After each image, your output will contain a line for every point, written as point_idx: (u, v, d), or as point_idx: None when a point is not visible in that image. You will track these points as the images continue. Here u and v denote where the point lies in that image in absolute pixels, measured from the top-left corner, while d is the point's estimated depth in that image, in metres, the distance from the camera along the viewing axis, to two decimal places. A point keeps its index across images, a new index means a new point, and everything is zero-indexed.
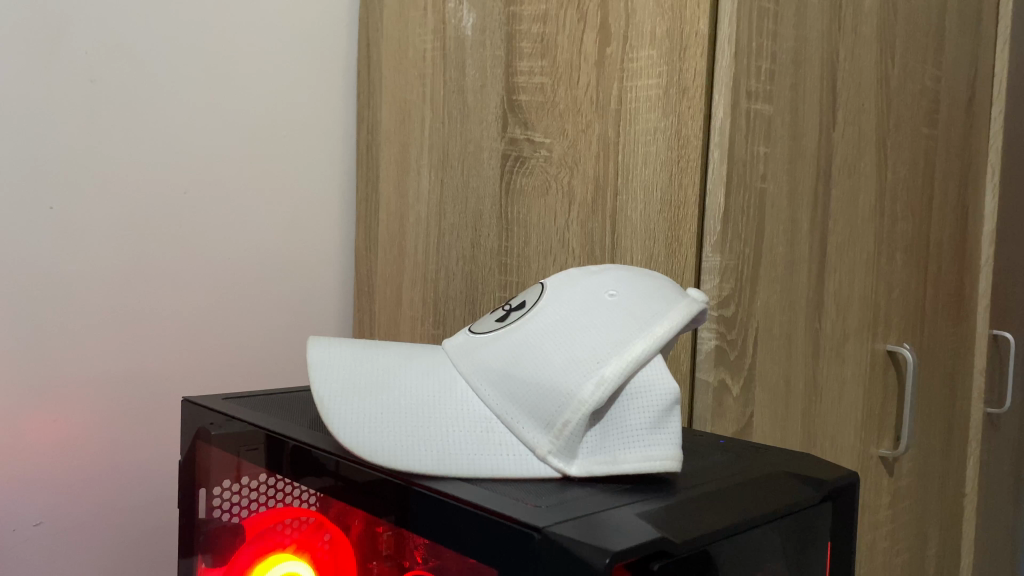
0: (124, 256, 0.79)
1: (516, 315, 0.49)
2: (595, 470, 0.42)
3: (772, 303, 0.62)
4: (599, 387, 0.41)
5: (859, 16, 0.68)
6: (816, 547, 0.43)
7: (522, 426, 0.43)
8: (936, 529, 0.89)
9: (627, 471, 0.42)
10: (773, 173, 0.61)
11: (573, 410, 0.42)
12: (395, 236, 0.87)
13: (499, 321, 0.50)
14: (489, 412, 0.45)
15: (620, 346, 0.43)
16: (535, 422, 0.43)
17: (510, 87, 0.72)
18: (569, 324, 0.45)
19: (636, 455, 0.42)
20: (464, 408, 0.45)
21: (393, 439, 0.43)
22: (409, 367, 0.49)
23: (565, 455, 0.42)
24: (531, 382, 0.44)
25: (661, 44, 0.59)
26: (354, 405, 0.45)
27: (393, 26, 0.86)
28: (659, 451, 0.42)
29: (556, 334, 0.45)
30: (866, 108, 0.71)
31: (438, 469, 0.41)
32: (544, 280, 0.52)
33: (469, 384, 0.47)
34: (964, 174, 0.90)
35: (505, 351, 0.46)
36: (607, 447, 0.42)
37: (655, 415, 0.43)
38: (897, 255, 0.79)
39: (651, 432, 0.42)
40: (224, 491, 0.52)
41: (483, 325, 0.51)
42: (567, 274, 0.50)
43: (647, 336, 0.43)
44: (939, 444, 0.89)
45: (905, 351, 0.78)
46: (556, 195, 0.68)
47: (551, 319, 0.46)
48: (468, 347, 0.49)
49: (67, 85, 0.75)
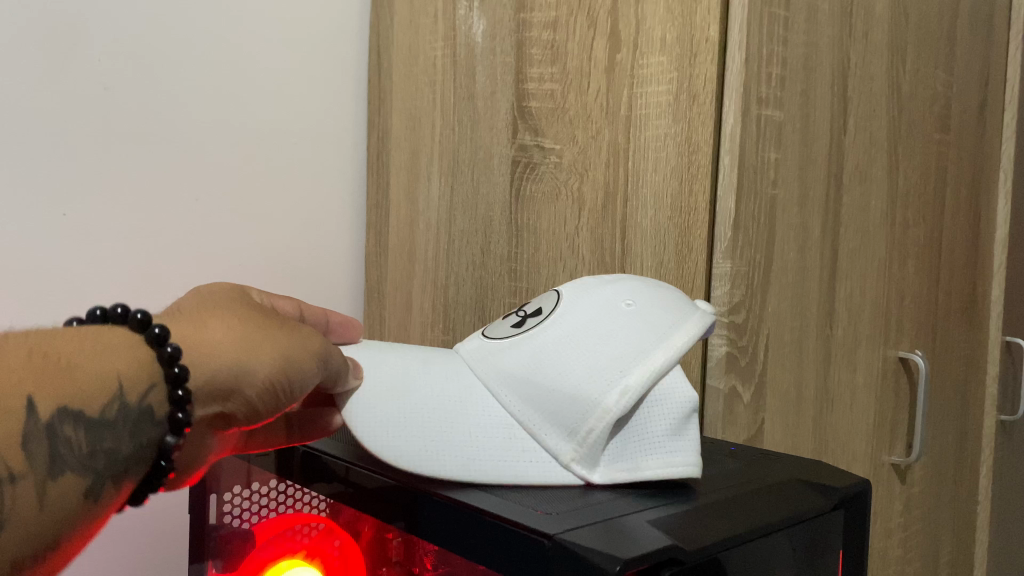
0: (135, 263, 0.80)
1: (535, 320, 0.48)
2: (617, 477, 0.42)
3: (783, 309, 0.62)
4: (623, 396, 0.42)
5: (870, 22, 0.68)
6: (827, 555, 0.43)
7: (544, 433, 0.43)
8: (948, 538, 0.88)
9: (649, 478, 0.42)
10: (784, 180, 0.60)
11: (596, 418, 0.42)
12: (405, 242, 0.87)
13: (514, 327, 0.49)
14: (509, 418, 0.45)
15: (641, 355, 0.43)
16: (558, 428, 0.43)
17: (521, 94, 0.72)
18: (590, 332, 0.45)
19: (658, 462, 0.42)
20: (485, 413, 0.45)
21: (415, 444, 0.43)
22: (428, 369, 0.48)
23: (588, 462, 0.42)
24: (554, 389, 0.43)
25: (671, 50, 0.59)
26: (377, 409, 0.45)
27: (404, 33, 0.87)
28: (680, 458, 0.42)
29: (576, 341, 0.45)
30: (878, 113, 0.71)
31: (461, 476, 0.42)
32: (556, 288, 0.51)
33: (488, 390, 0.46)
34: (977, 180, 0.90)
35: (524, 358, 0.46)
36: (629, 454, 0.42)
37: (675, 422, 0.43)
38: (909, 262, 0.79)
39: (672, 439, 0.42)
40: (235, 498, 0.52)
41: (495, 329, 0.51)
42: (581, 283, 0.50)
43: (668, 346, 0.44)
44: (952, 451, 0.88)
45: (916, 358, 0.78)
46: (566, 201, 0.68)
47: (571, 325, 0.46)
48: (483, 352, 0.48)
49: (81, 93, 0.76)
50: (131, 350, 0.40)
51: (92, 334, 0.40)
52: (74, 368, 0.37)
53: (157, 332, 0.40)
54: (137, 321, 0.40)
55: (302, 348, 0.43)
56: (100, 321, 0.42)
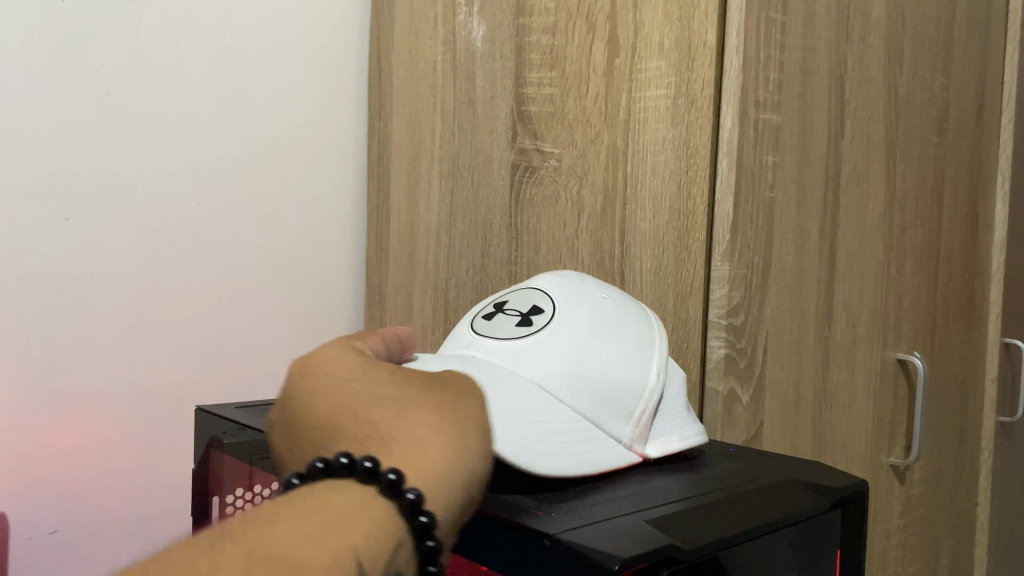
0: (139, 269, 0.80)
1: (539, 315, 0.49)
2: (670, 447, 0.47)
3: (781, 311, 0.62)
4: (657, 377, 0.48)
5: (866, 26, 0.68)
6: (826, 556, 0.43)
7: (606, 419, 0.45)
8: (948, 539, 0.88)
9: (690, 444, 0.48)
10: (782, 183, 0.61)
11: (645, 400, 0.47)
12: (406, 245, 0.87)
13: (517, 325, 0.49)
14: (574, 412, 0.45)
15: (648, 339, 0.50)
16: (616, 414, 0.46)
17: (520, 98, 0.73)
18: (606, 321, 0.49)
19: (688, 430, 0.49)
20: (554, 409, 0.45)
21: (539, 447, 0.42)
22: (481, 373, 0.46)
23: (642, 440, 0.46)
24: (606, 377, 0.46)
25: (669, 54, 0.60)
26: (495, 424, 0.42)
27: (404, 37, 0.87)
28: (693, 423, 0.50)
29: (598, 334, 0.48)
30: (875, 116, 0.72)
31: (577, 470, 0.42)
32: (526, 287, 0.53)
33: (541, 386, 0.45)
34: (975, 182, 0.90)
35: (563, 351, 0.47)
36: (666, 428, 0.48)
37: (682, 396, 0.50)
38: (907, 264, 0.79)
39: (684, 410, 0.50)
40: (236, 499, 0.54)
41: (485, 330, 0.51)
42: (555, 279, 0.53)
43: (657, 330, 0.52)
44: (951, 452, 0.89)
45: (914, 360, 0.78)
46: (565, 204, 0.69)
47: (584, 318, 0.49)
48: (504, 353, 0.48)
49: (83, 99, 0.76)
50: (369, 510, 0.32)
51: (320, 500, 0.32)
52: (312, 562, 0.28)
53: (394, 480, 0.33)
54: (365, 472, 0.33)
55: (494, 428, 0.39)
56: (320, 474, 0.34)
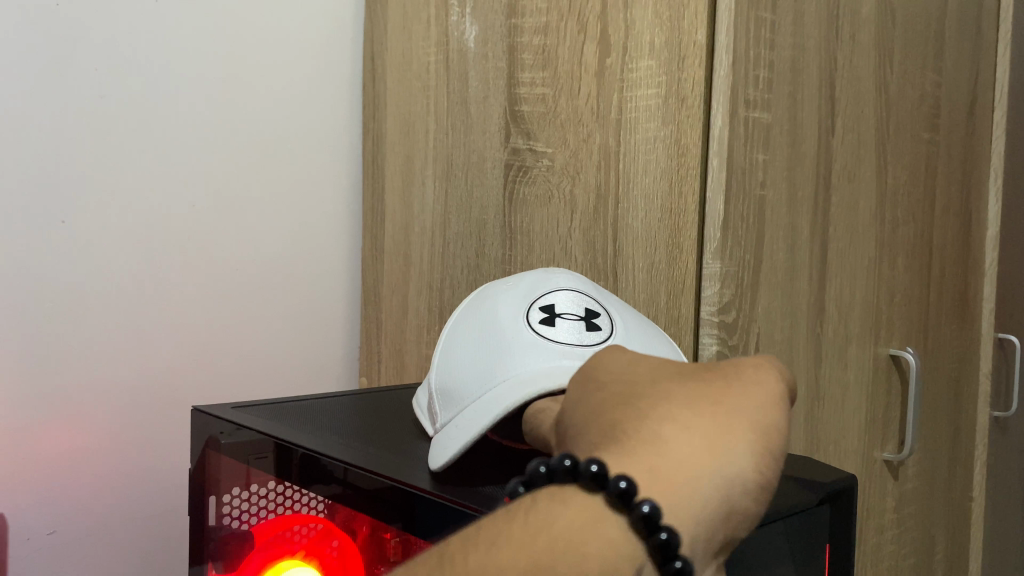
0: (135, 272, 0.81)
1: (599, 318, 0.50)
2: None
3: (773, 308, 0.62)
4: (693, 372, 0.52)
5: (857, 24, 0.69)
6: (818, 549, 0.43)
7: None
8: (943, 533, 0.89)
9: None
10: (772, 181, 0.61)
11: None
12: (400, 245, 0.88)
13: (583, 329, 0.49)
14: None
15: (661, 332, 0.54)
16: None
17: (512, 99, 0.73)
18: (648, 323, 0.52)
19: None
20: None
21: None
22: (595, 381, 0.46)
23: None
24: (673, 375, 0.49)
25: (659, 54, 0.60)
26: None
27: (397, 38, 0.87)
28: None
29: (652, 335, 0.50)
30: (866, 114, 0.72)
31: None
32: (559, 287, 0.52)
33: None
34: (967, 179, 0.91)
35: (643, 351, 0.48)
36: None
37: None
38: (899, 261, 0.80)
39: None
40: (234, 499, 0.53)
41: (547, 337, 0.48)
42: (581, 280, 0.53)
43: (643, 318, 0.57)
44: (945, 446, 0.89)
45: (907, 355, 0.79)
46: (558, 204, 0.69)
47: (635, 322, 0.51)
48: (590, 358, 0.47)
49: (77, 103, 0.77)
50: (599, 528, 0.30)
51: (546, 517, 0.30)
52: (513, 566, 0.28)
53: (624, 488, 0.31)
54: (592, 477, 0.31)
55: (780, 431, 0.34)
56: (544, 481, 0.33)
